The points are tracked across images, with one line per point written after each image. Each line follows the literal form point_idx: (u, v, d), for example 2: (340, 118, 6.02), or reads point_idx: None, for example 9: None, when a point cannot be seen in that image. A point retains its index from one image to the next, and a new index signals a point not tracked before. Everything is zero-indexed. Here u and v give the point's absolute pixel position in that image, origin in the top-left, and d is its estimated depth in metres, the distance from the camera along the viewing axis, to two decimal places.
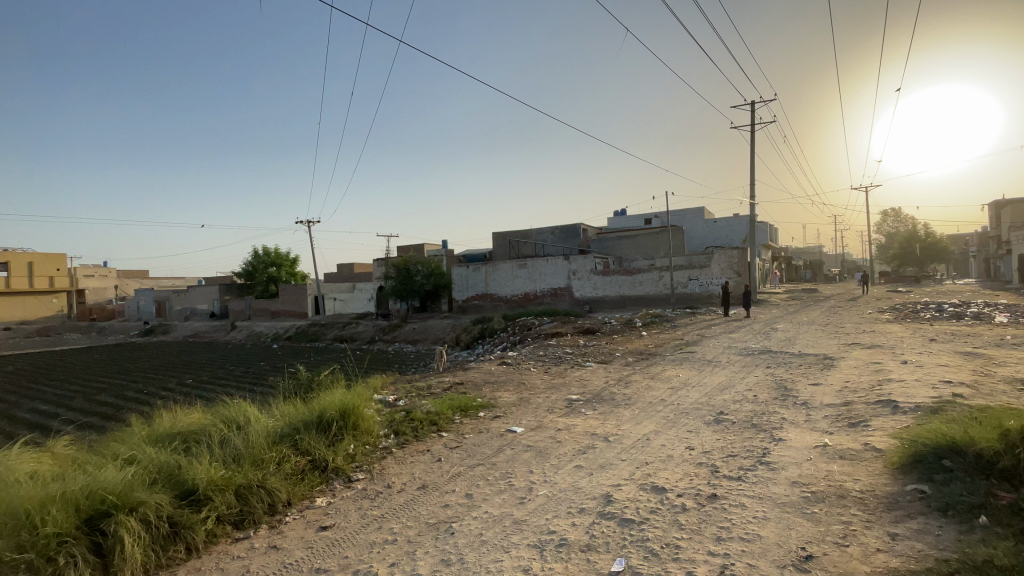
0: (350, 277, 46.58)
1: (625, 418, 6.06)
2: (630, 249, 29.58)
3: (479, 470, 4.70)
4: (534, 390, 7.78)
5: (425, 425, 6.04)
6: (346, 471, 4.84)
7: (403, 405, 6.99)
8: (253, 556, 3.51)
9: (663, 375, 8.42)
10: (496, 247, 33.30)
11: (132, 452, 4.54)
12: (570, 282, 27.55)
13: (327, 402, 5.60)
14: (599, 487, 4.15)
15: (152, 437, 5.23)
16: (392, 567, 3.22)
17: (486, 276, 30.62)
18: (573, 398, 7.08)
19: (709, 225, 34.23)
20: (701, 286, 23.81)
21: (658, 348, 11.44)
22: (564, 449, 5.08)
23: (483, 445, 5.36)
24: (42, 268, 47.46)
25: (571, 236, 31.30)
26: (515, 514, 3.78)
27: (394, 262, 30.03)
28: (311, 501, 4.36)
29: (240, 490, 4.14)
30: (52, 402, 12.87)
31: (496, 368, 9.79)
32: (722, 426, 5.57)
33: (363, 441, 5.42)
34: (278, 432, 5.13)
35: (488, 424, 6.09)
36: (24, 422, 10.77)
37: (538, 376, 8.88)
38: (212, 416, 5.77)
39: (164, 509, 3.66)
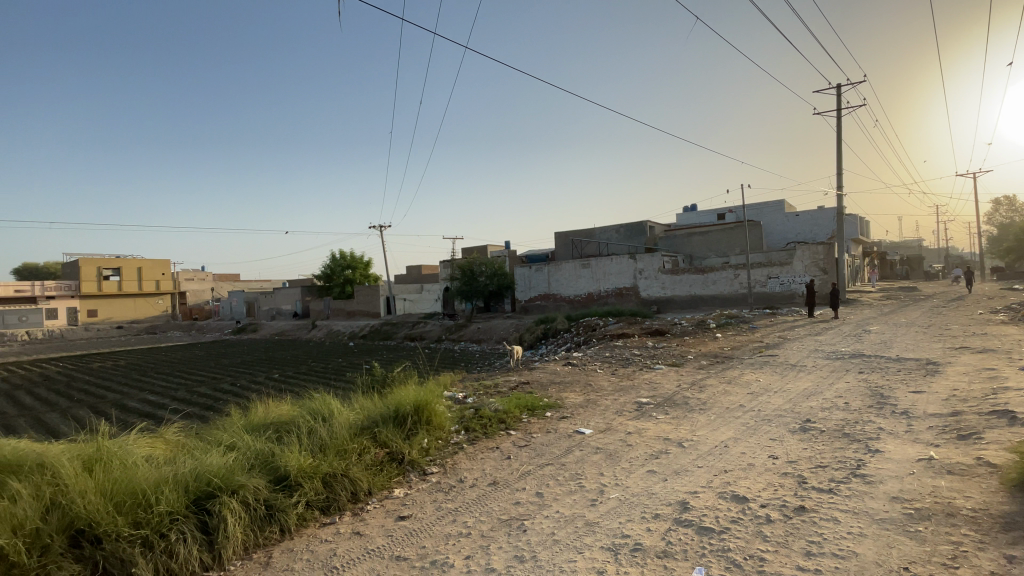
0: (418, 278, 48.38)
1: (700, 423, 5.83)
2: (701, 246, 28.38)
3: (549, 469, 4.70)
4: (602, 391, 7.65)
5: (493, 422, 6.13)
6: (422, 464, 5.03)
7: (472, 401, 7.15)
8: (338, 541, 3.73)
9: (741, 379, 7.98)
10: (559, 247, 33.23)
11: (232, 440, 4.98)
12: (636, 282, 26.88)
13: (402, 397, 5.86)
14: (675, 493, 4.01)
15: (249, 426, 5.72)
16: (467, 560, 3.29)
17: (549, 276, 30.61)
18: (644, 401, 6.89)
19: (789, 219, 32.06)
20: (781, 285, 22.37)
21: (734, 351, 10.85)
22: (636, 453, 4.96)
23: (552, 445, 5.35)
24: (150, 272, 53.15)
25: (638, 234, 30.49)
26: (587, 516, 3.73)
27: (460, 263, 30.74)
28: (389, 491, 4.57)
29: (326, 478, 4.43)
30: (158, 394, 14.35)
31: (562, 368, 9.79)
32: (809, 434, 5.20)
33: (435, 436, 5.62)
34: (358, 425, 5.43)
35: (556, 424, 6.08)
36: (139, 410, 12.12)
37: (606, 377, 8.75)
38: (299, 408, 6.21)
39: (261, 493, 3.99)
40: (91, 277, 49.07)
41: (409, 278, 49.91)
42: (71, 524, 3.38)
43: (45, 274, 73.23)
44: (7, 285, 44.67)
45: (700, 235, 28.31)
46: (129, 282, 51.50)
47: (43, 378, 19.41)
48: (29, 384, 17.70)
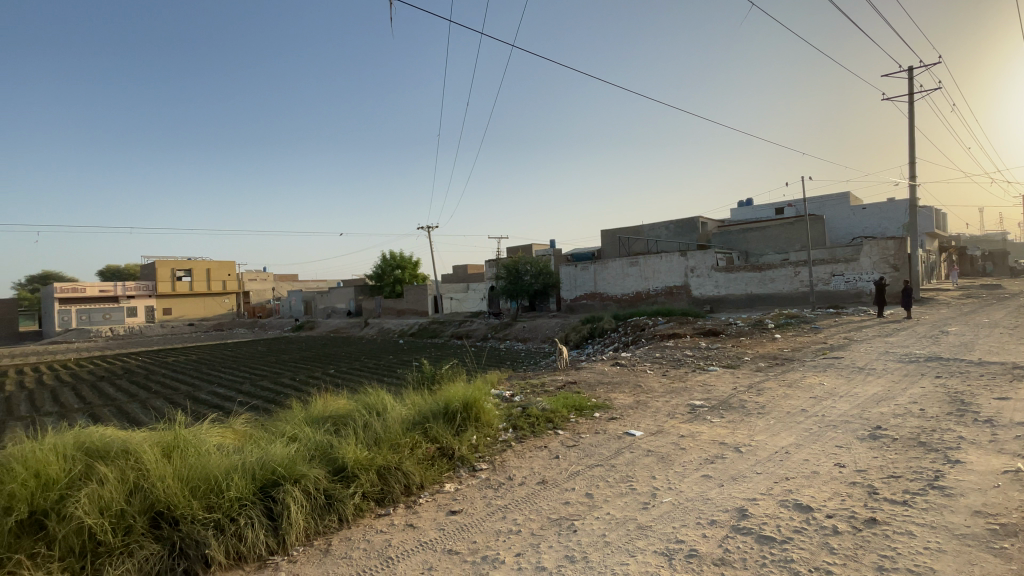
0: (465, 277, 49.15)
1: (759, 428, 5.56)
2: (757, 242, 27.17)
3: (598, 470, 4.64)
4: (653, 393, 7.46)
5: (541, 421, 6.13)
6: (471, 461, 5.10)
7: (520, 400, 7.17)
8: (393, 532, 3.84)
9: (803, 382, 7.57)
10: (605, 245, 32.80)
11: (294, 431, 5.24)
12: (687, 280, 26.05)
13: (452, 394, 5.97)
14: (732, 500, 3.86)
15: (309, 418, 6.00)
16: (517, 557, 3.30)
17: (596, 275, 30.26)
18: (697, 404, 6.66)
19: (855, 212, 30.11)
20: (847, 282, 21.08)
21: (794, 353, 10.29)
22: (689, 457, 4.81)
23: (601, 446, 5.28)
24: (218, 273, 56.86)
25: (689, 230, 29.52)
26: (639, 519, 3.66)
27: (505, 262, 30.77)
28: (441, 486, 4.66)
29: (381, 470, 4.57)
30: (225, 388, 15.32)
31: (611, 369, 9.65)
32: (880, 442, 4.86)
33: (484, 433, 5.68)
34: (410, 420, 5.59)
35: (605, 425, 5.99)
36: (209, 402, 12.99)
37: (657, 379, 8.53)
38: (354, 403, 6.45)
39: (321, 483, 4.17)
40: (166, 278, 52.98)
41: (456, 277, 50.82)
42: (151, 506, 3.64)
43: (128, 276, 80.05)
44: (95, 285, 49.02)
45: (757, 231, 27.12)
46: (199, 282, 55.24)
47: (125, 371, 21.12)
48: (114, 376, 19.35)
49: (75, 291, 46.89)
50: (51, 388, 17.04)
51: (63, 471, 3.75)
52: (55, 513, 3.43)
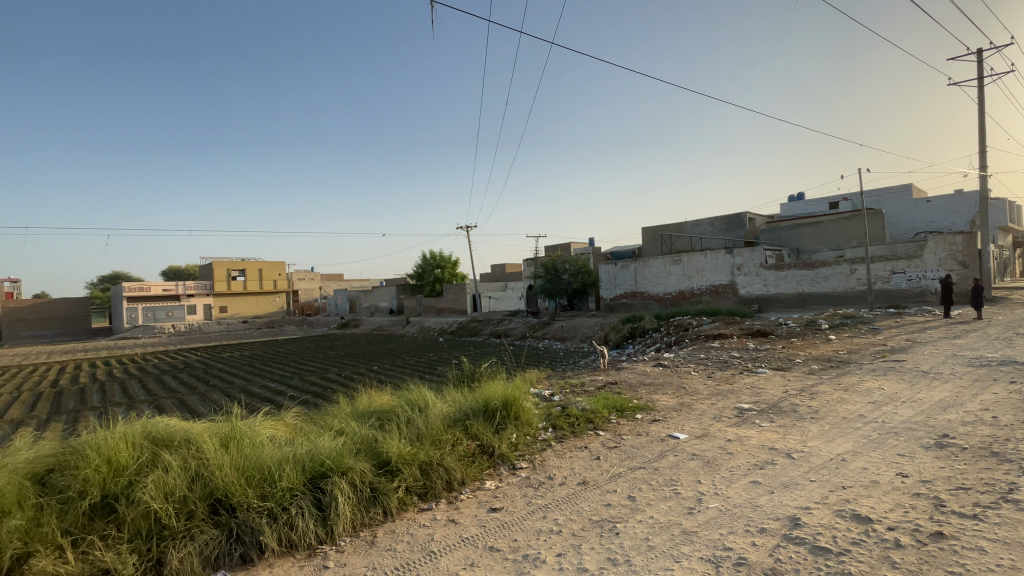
0: (504, 276, 49.43)
1: (812, 433, 5.32)
2: (809, 238, 25.97)
3: (641, 473, 4.55)
4: (697, 395, 7.25)
5: (581, 421, 6.07)
6: (511, 459, 5.12)
7: (559, 400, 7.14)
8: (435, 526, 3.91)
9: (860, 386, 7.16)
10: (646, 243, 32.18)
11: (341, 425, 5.42)
12: (734, 278, 25.18)
13: (492, 392, 6.02)
14: (784, 507, 3.70)
15: (354, 413, 6.19)
16: (558, 557, 3.28)
17: (636, 274, 29.75)
18: (745, 407, 6.42)
19: (919, 206, 28.21)
20: (909, 281, 19.78)
21: (851, 355, 9.76)
22: (737, 462, 4.64)
23: (644, 448, 5.18)
24: (270, 273, 59.55)
25: (736, 227, 28.48)
26: (685, 524, 3.56)
27: (542, 262, 30.58)
28: (482, 483, 4.71)
29: (423, 465, 4.66)
30: (275, 382, 16.02)
31: (652, 369, 9.45)
32: (946, 451, 4.53)
33: (524, 432, 5.69)
34: (451, 417, 5.67)
35: (647, 427, 5.87)
36: (262, 396, 13.63)
37: (701, 380, 8.30)
38: (398, 399, 6.60)
39: (367, 476, 4.30)
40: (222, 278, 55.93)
41: (495, 276, 51.17)
42: (211, 493, 3.85)
43: (190, 275, 85.33)
44: (158, 284, 52.32)
45: (809, 227, 25.92)
46: (252, 281, 57.99)
47: (185, 365, 22.44)
48: (176, 370, 20.66)
49: (141, 290, 50.19)
50: (121, 380, 18.35)
51: (133, 458, 4.02)
52: (125, 497, 3.67)
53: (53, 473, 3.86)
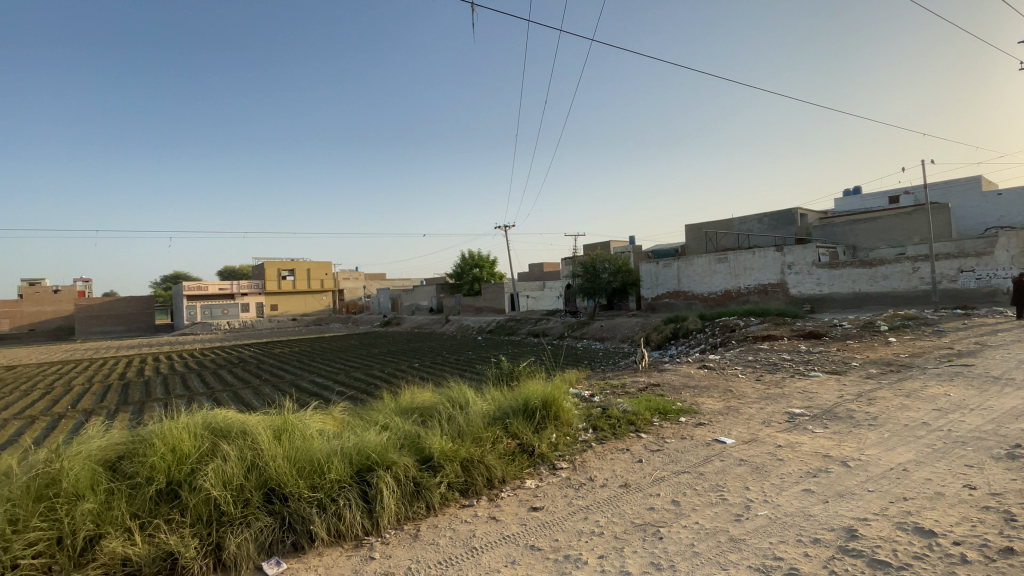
0: (542, 275, 49.34)
1: (870, 440, 5.04)
2: (867, 235, 24.60)
3: (685, 477, 4.45)
4: (744, 399, 7.01)
5: (622, 423, 5.99)
6: (551, 458, 5.11)
7: (599, 401, 7.07)
8: (477, 523, 3.95)
9: (924, 392, 6.71)
10: (689, 240, 31.34)
11: (385, 421, 5.57)
12: (784, 277, 24.16)
13: (531, 391, 6.04)
14: (840, 518, 3.52)
15: (398, 409, 6.36)
16: (601, 559, 3.25)
17: (678, 272, 29.04)
18: (796, 412, 6.15)
19: (990, 198, 26.15)
20: (978, 280, 18.45)
21: (912, 359, 9.17)
22: (788, 469, 4.46)
23: (688, 452, 5.05)
24: (317, 272, 61.85)
25: (786, 224, 27.26)
26: (732, 532, 3.45)
27: (581, 261, 30.23)
28: (521, 481, 4.72)
29: (464, 462, 4.73)
30: (321, 378, 16.62)
31: (696, 371, 9.19)
32: (1021, 463, 4.19)
33: (563, 432, 5.67)
34: (491, 415, 5.73)
35: (692, 431, 5.72)
36: (310, 390, 14.22)
37: (748, 383, 8.01)
38: (439, 396, 6.71)
39: (411, 471, 4.40)
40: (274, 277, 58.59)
41: (533, 275, 51.18)
42: (265, 482, 4.05)
43: (243, 275, 89.75)
44: (215, 283, 55.29)
45: (867, 222, 24.56)
46: (300, 280, 60.34)
47: (239, 360, 23.67)
48: (231, 365, 21.81)
49: (200, 289, 53.13)
50: (182, 374, 19.54)
51: (193, 447, 4.26)
52: (187, 484, 3.91)
53: (123, 460, 4.14)
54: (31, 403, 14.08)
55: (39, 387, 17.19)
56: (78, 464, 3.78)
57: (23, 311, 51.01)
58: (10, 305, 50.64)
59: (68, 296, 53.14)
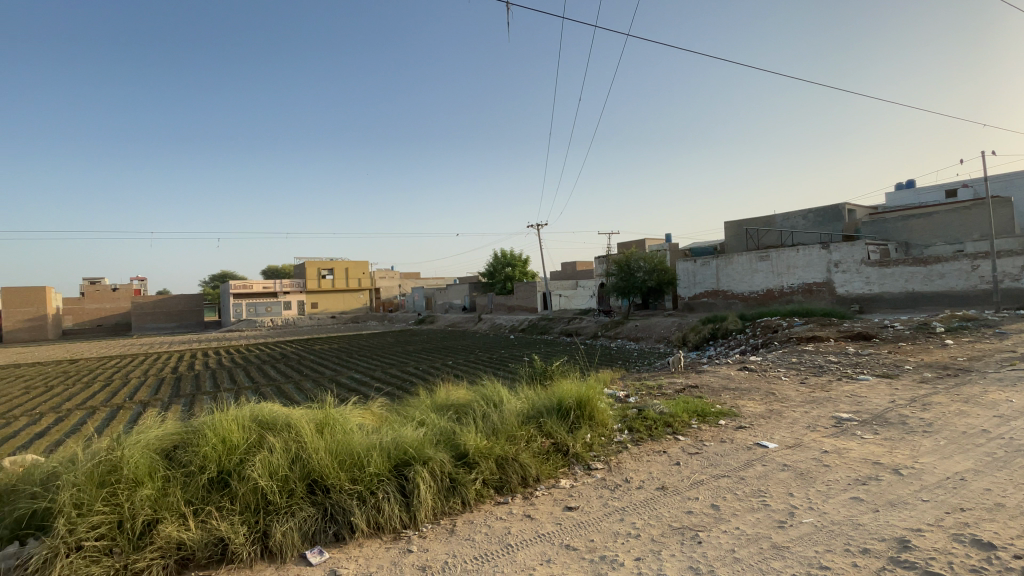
0: (575, 274, 49.00)
1: (924, 448, 4.77)
2: (921, 231, 23.29)
3: (725, 481, 4.33)
4: (788, 402, 6.77)
5: (659, 425, 5.89)
6: (586, 458, 5.08)
7: (634, 402, 6.96)
8: (512, 520, 3.98)
9: (985, 398, 6.30)
10: (728, 238, 30.47)
11: (422, 417, 5.67)
12: (830, 276, 23.17)
13: (565, 390, 6.02)
14: (890, 528, 3.36)
15: (434, 405, 6.47)
16: (637, 561, 3.22)
17: (717, 271, 28.29)
18: (844, 417, 5.89)
19: None
20: None
21: (972, 362, 8.62)
22: (835, 475, 4.28)
23: (728, 456, 4.92)
24: (355, 271, 63.46)
25: (833, 220, 26.11)
26: (775, 539, 3.34)
27: (616, 260, 29.83)
28: (556, 481, 4.72)
29: (499, 459, 4.76)
30: (358, 374, 17.04)
31: (737, 373, 8.94)
32: None
33: (598, 432, 5.62)
34: (525, 414, 5.75)
35: (732, 434, 5.57)
36: (349, 386, 14.64)
37: (792, 386, 7.73)
38: (474, 393, 6.78)
39: (446, 467, 4.47)
40: (313, 276, 60.49)
41: (566, 274, 50.90)
42: (308, 474, 4.20)
43: (286, 274, 93.15)
44: (259, 281, 57.60)
45: (921, 218, 23.24)
46: (339, 279, 62.07)
47: (281, 357, 24.55)
48: (274, 360, 22.68)
49: (245, 287, 55.42)
50: (228, 368, 20.44)
51: (242, 439, 4.46)
52: (236, 473, 4.09)
53: (178, 448, 4.36)
54: (92, 395, 15.01)
55: (99, 380, 18.32)
56: (137, 453, 4.00)
57: (86, 308, 54.59)
58: (74, 302, 54.32)
59: (126, 294, 56.54)
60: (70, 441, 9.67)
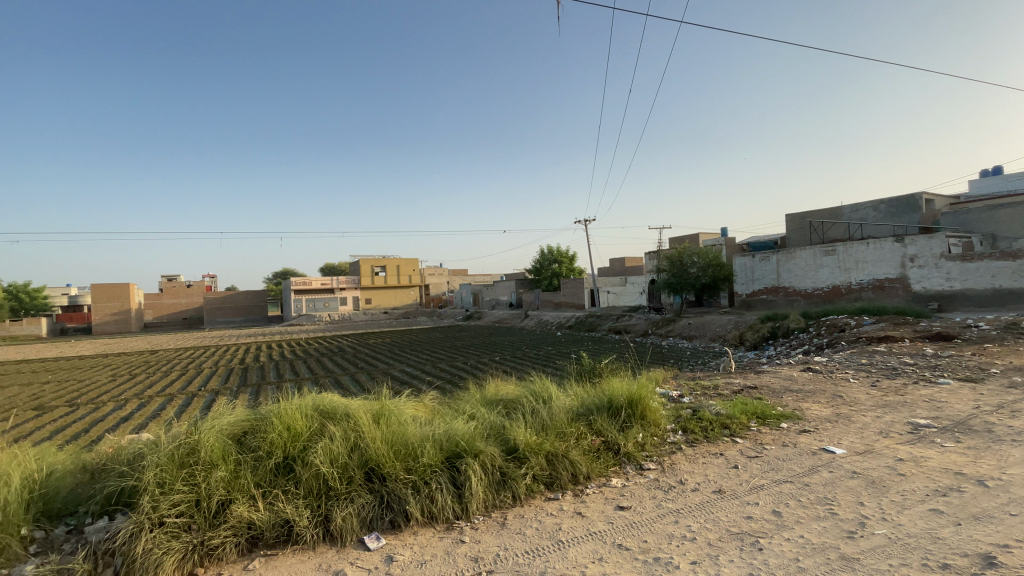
0: (624, 271, 48.15)
1: (1015, 458, 4.34)
2: (1011, 221, 21.14)
3: (788, 487, 4.13)
4: (857, 406, 6.35)
5: (715, 427, 5.70)
6: (638, 458, 4.99)
7: (689, 402, 6.76)
8: (563, 517, 3.97)
9: None
10: (790, 231, 28.94)
11: (472, 411, 5.76)
12: (905, 271, 21.54)
13: (616, 389, 5.92)
14: (974, 543, 3.09)
15: (484, 400, 6.56)
16: (693, 565, 3.13)
17: (777, 266, 26.97)
18: (921, 423, 5.45)
19: None
20: None
21: None
22: (910, 486, 3.98)
23: (791, 461, 4.68)
24: (405, 268, 65.31)
25: (907, 210, 24.22)
26: (843, 549, 3.16)
27: (667, 255, 29.02)
28: (607, 479, 4.66)
29: (550, 456, 4.76)
30: (408, 368, 17.56)
31: (799, 374, 8.49)
32: None
33: (651, 432, 5.49)
34: (575, 411, 5.72)
35: (795, 438, 5.30)
36: (401, 379, 15.15)
37: (861, 389, 7.24)
38: (523, 389, 6.80)
39: (497, 461, 4.53)
40: (367, 273, 62.80)
41: (615, 271, 50.09)
42: (366, 462, 4.37)
43: (342, 270, 97.11)
44: (318, 278, 60.38)
45: (1011, 207, 21.08)
46: (390, 276, 64.12)
47: (337, 350, 25.70)
48: (331, 354, 23.79)
49: (305, 284, 58.43)
50: (289, 361, 21.59)
51: (305, 427, 4.69)
52: (300, 460, 4.32)
53: (247, 434, 4.63)
54: (170, 384, 16.28)
55: (176, 370, 19.83)
56: (212, 437, 4.29)
57: (165, 303, 59.21)
58: (154, 298, 59.05)
59: (199, 290, 60.83)
60: (153, 426, 10.53)
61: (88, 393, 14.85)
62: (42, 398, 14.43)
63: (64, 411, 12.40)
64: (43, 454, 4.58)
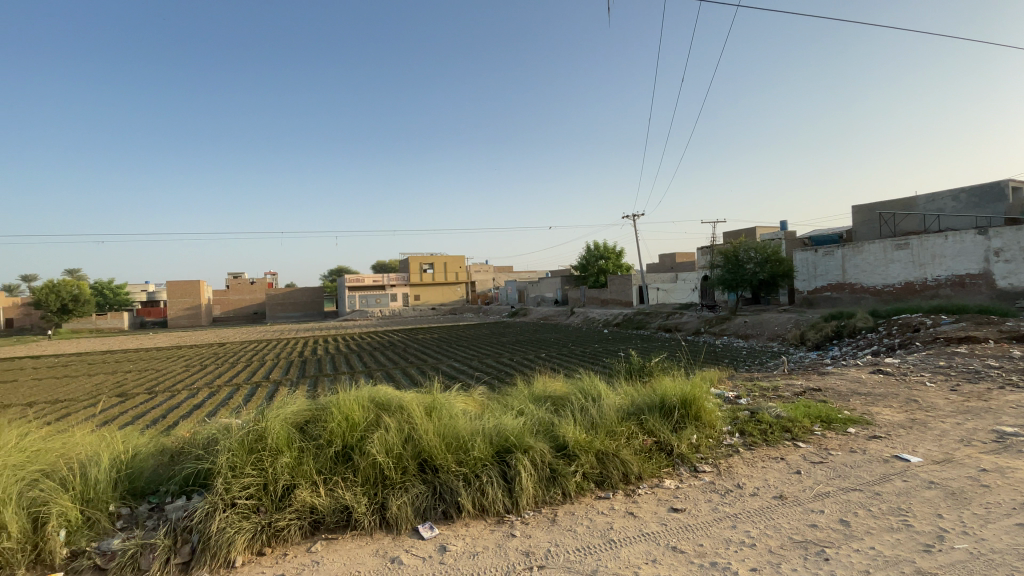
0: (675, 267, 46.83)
1: None
2: None
3: (856, 496, 3.89)
4: (934, 411, 5.89)
5: (775, 430, 5.45)
6: (692, 460, 4.86)
7: (746, 403, 6.50)
8: (614, 516, 3.92)
9: None
10: (857, 224, 27.21)
11: (521, 406, 5.80)
12: (989, 266, 19.71)
13: (668, 388, 5.77)
14: None
15: (532, 396, 6.56)
16: (753, 572, 3.01)
17: (843, 261, 25.41)
18: (1008, 432, 4.99)
19: None
20: None
21: None
22: (996, 498, 3.65)
23: (860, 468, 4.41)
24: (453, 265, 66.47)
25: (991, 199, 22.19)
26: (919, 563, 2.94)
27: (721, 250, 27.93)
28: (660, 480, 4.57)
29: (600, 454, 4.72)
30: (456, 363, 17.88)
31: (868, 376, 7.98)
32: None
33: (705, 433, 5.33)
34: (625, 409, 5.63)
35: (863, 444, 4.99)
36: (449, 374, 15.46)
37: (939, 393, 6.71)
38: (571, 386, 6.74)
39: (547, 457, 4.54)
40: (416, 270, 64.39)
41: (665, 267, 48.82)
42: (419, 453, 4.50)
43: (392, 268, 99.54)
44: (369, 274, 62.46)
45: None
46: (438, 273, 65.46)
47: (388, 345, 26.57)
48: (382, 348, 24.56)
49: (359, 281, 60.70)
50: (341, 355, 22.46)
51: (362, 418, 4.88)
52: (358, 449, 4.50)
53: (309, 423, 4.86)
54: (234, 375, 17.31)
55: (241, 362, 21.08)
56: (277, 424, 4.53)
57: (231, 299, 62.97)
58: (222, 294, 63.03)
59: (261, 287, 64.32)
60: (221, 414, 11.24)
61: (163, 382, 16.02)
62: (124, 386, 15.75)
63: (143, 398, 13.46)
64: (127, 437, 4.98)
